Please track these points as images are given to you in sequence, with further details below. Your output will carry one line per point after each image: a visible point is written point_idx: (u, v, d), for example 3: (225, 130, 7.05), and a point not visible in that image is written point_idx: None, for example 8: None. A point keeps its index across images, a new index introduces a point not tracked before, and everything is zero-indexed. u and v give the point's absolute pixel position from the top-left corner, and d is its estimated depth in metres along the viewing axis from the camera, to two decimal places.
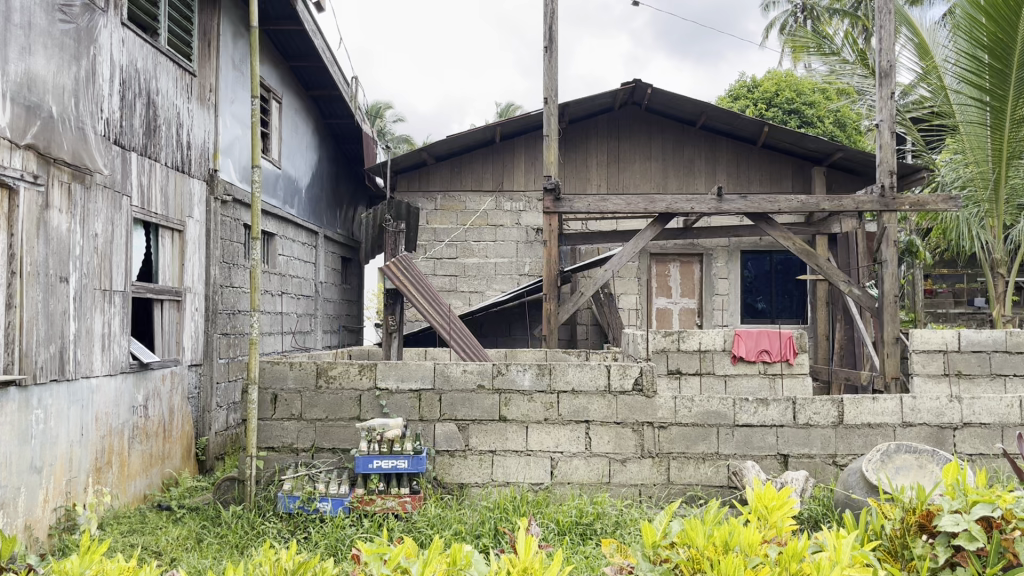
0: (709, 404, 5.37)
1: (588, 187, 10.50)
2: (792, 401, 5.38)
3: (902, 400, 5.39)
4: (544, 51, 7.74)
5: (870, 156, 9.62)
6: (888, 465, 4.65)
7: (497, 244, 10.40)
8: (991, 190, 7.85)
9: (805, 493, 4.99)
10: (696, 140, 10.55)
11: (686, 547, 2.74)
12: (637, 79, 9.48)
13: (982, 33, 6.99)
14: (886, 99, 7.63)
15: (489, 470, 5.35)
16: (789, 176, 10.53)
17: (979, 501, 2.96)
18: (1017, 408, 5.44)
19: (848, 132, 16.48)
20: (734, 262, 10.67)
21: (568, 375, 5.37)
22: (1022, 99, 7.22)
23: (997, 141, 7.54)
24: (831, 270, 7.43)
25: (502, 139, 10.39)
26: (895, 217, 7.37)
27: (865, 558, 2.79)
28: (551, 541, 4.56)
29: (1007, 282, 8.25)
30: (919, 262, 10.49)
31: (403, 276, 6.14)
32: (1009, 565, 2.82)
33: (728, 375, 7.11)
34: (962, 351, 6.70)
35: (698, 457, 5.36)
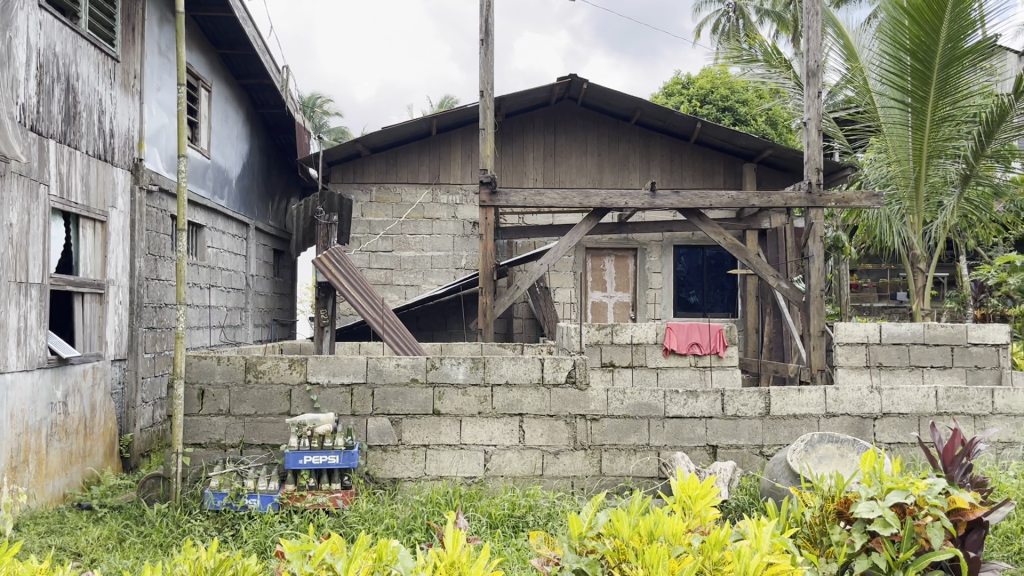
0: (640, 396, 5.44)
1: (525, 180, 10.51)
2: (721, 393, 5.51)
3: (825, 392, 5.56)
4: (480, 44, 7.72)
5: (798, 153, 9.86)
6: (811, 455, 4.76)
7: (433, 238, 10.36)
8: (913, 188, 8.12)
9: (732, 483, 5.09)
10: (631, 136, 10.67)
11: (612, 538, 2.76)
12: (574, 73, 9.54)
13: (906, 37, 7.24)
14: (814, 99, 7.81)
15: (422, 464, 5.33)
16: (721, 172, 10.73)
17: (894, 488, 3.04)
18: (932, 399, 5.64)
19: (779, 129, 16.86)
20: (668, 256, 10.84)
21: (502, 368, 5.38)
22: (941, 101, 7.50)
23: (918, 142, 7.81)
24: (760, 265, 7.59)
25: (439, 131, 10.33)
26: (822, 213, 7.56)
27: (785, 546, 2.86)
28: (482, 535, 4.57)
29: (926, 277, 8.51)
30: (845, 257, 10.79)
31: (335, 269, 6.06)
32: (921, 550, 2.96)
33: (659, 367, 7.23)
34: (883, 343, 6.93)
35: (629, 449, 5.44)
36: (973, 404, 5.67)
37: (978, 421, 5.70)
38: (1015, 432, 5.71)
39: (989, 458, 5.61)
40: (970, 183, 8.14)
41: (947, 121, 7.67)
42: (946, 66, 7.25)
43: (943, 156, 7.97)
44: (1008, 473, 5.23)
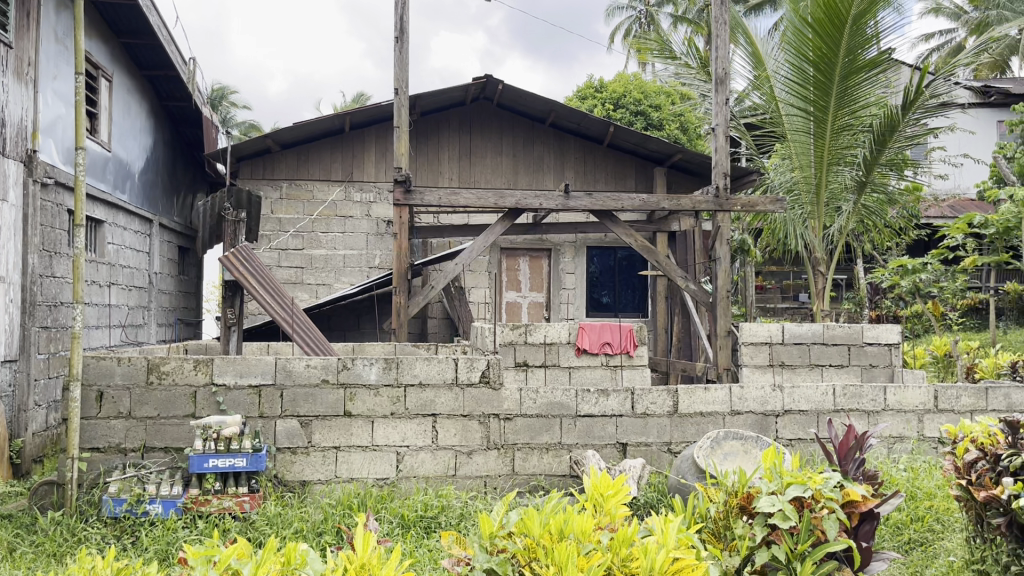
0: (553, 395, 5.50)
1: (439, 179, 10.47)
2: (631, 391, 5.61)
3: (730, 390, 5.73)
4: (395, 41, 7.65)
5: (707, 158, 10.13)
6: (717, 452, 4.89)
7: (346, 236, 10.23)
8: (814, 194, 8.43)
9: (641, 480, 5.19)
10: (545, 138, 10.76)
11: (523, 537, 2.78)
12: (489, 74, 9.56)
13: (808, 49, 7.56)
14: (722, 105, 8.04)
15: (333, 466, 5.25)
16: (633, 175, 10.93)
17: (793, 483, 3.18)
18: (830, 396, 5.88)
19: (689, 134, 17.29)
20: (580, 257, 10.97)
21: (416, 368, 5.34)
22: (840, 110, 7.83)
23: (819, 149, 8.12)
24: (670, 266, 7.76)
25: (352, 128, 10.18)
26: (729, 217, 7.78)
27: (691, 541, 2.94)
28: (394, 536, 4.54)
29: (826, 279, 8.79)
30: (751, 259, 11.15)
31: (243, 268, 5.89)
32: (817, 541, 3.09)
33: (572, 367, 7.31)
34: (786, 342, 7.18)
35: (541, 448, 5.48)
36: (868, 400, 5.92)
37: (872, 416, 5.95)
38: (907, 427, 5.97)
39: (881, 452, 5.88)
40: (866, 189, 8.50)
41: (845, 130, 8.01)
42: (845, 77, 7.61)
43: (841, 163, 8.31)
44: (899, 466, 5.49)
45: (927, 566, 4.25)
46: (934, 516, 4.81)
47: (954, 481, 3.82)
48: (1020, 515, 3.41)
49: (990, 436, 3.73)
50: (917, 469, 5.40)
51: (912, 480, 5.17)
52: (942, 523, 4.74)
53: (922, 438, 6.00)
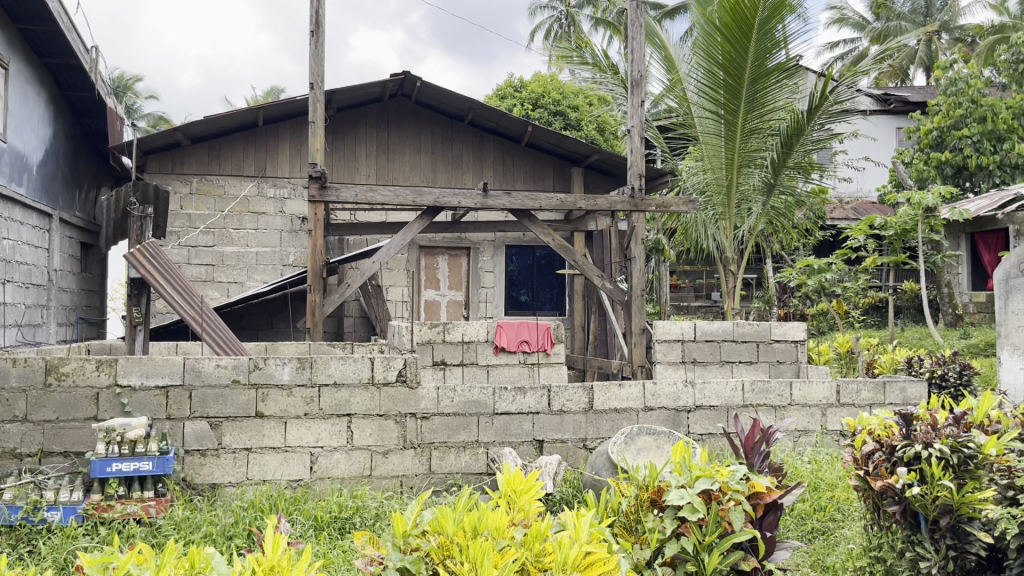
0: (470, 394, 5.50)
1: (356, 176, 10.35)
2: (547, 388, 5.65)
3: (644, 387, 5.84)
4: (310, 35, 7.52)
5: (622, 159, 10.30)
6: (630, 447, 4.97)
7: (259, 233, 10.01)
8: (724, 196, 8.64)
9: (557, 477, 5.22)
10: (464, 137, 10.76)
11: (436, 535, 2.77)
12: (407, 70, 9.50)
13: (718, 53, 7.80)
14: (637, 107, 8.20)
15: (244, 468, 5.13)
16: (550, 175, 11.03)
17: (701, 475, 3.26)
18: (739, 392, 6.05)
19: (607, 135, 17.52)
20: (499, 256, 11.02)
21: (330, 368, 5.26)
22: (749, 114, 8.08)
23: (730, 151, 8.35)
24: (586, 265, 7.85)
25: (266, 123, 9.97)
26: (643, 217, 7.90)
27: (602, 535, 2.97)
28: (307, 538, 4.46)
29: (736, 278, 9.03)
30: (665, 258, 11.38)
31: (150, 265, 5.70)
32: (724, 533, 3.18)
33: (490, 365, 7.32)
34: (697, 340, 7.36)
35: (459, 446, 5.48)
36: (775, 396, 6.12)
37: (778, 411, 6.15)
38: (811, 421, 6.19)
39: (787, 445, 6.08)
40: (774, 191, 8.78)
41: (754, 133, 8.26)
42: (755, 81, 7.89)
43: (751, 166, 8.56)
44: (803, 459, 5.69)
45: (828, 553, 4.43)
46: (836, 505, 4.99)
47: (853, 471, 3.95)
48: (915, 501, 3.59)
49: (886, 428, 3.90)
50: (821, 461, 5.61)
51: (816, 472, 5.36)
52: (843, 512, 4.93)
53: (825, 431, 6.23)
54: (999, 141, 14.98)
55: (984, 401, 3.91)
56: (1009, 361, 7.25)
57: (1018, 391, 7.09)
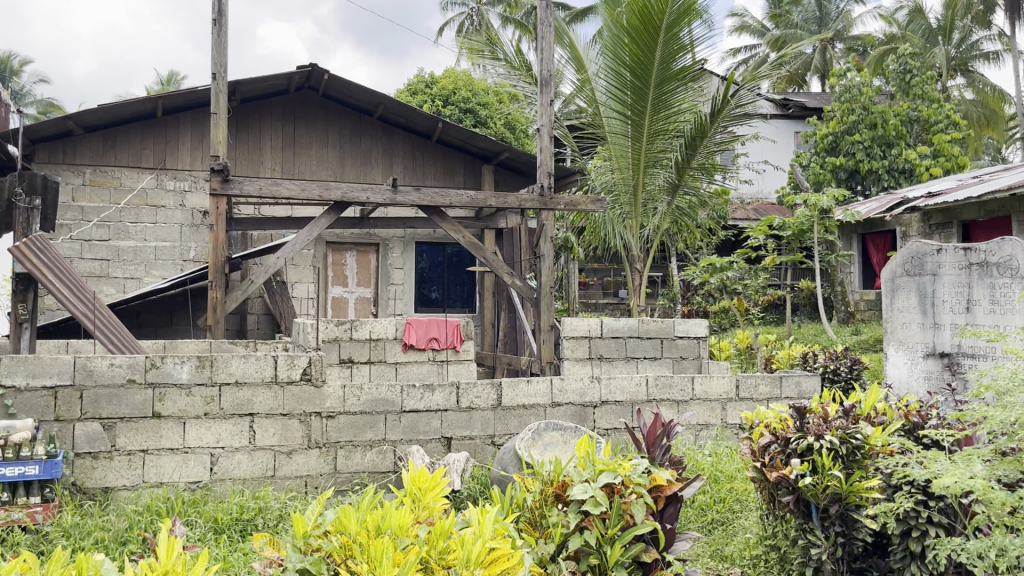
0: (377, 392, 5.44)
1: (261, 170, 10.10)
2: (456, 386, 5.64)
3: (551, 383, 5.89)
4: (212, 24, 7.30)
5: (532, 157, 10.38)
6: (538, 443, 4.98)
7: (158, 227, 9.67)
8: (631, 195, 8.80)
9: (465, 473, 5.21)
10: (373, 131, 10.64)
11: (339, 535, 2.73)
12: (315, 63, 9.34)
13: (625, 54, 7.96)
14: (546, 106, 8.26)
15: (140, 471, 4.94)
16: (461, 172, 11.01)
17: (604, 470, 3.32)
18: (643, 387, 6.18)
19: (516, 134, 17.64)
20: (409, 252, 10.93)
21: (232, 366, 5.13)
22: (655, 115, 8.28)
23: (637, 151, 8.52)
24: (496, 263, 7.86)
25: (165, 113, 9.63)
26: (552, 215, 7.95)
27: (506, 530, 2.98)
28: (205, 541, 4.31)
29: (642, 275, 9.20)
30: (575, 256, 11.51)
31: (38, 259, 5.40)
32: (626, 526, 3.25)
33: (398, 362, 7.25)
34: (604, 336, 7.48)
35: (365, 445, 5.41)
36: (677, 390, 6.27)
37: (680, 406, 6.30)
38: (711, 415, 6.37)
39: (688, 439, 6.23)
40: (678, 191, 9.00)
41: (660, 134, 8.46)
42: (661, 83, 8.08)
43: (657, 166, 8.75)
44: (704, 452, 5.84)
45: (727, 543, 4.58)
46: (734, 496, 5.14)
47: (750, 463, 4.08)
48: (807, 491, 3.73)
49: (781, 421, 4.05)
50: (720, 454, 5.77)
51: (716, 464, 5.51)
52: (741, 503, 5.08)
53: (725, 425, 6.41)
54: (889, 147, 15.74)
55: (871, 394, 4.13)
56: (895, 355, 7.65)
57: (902, 384, 7.49)
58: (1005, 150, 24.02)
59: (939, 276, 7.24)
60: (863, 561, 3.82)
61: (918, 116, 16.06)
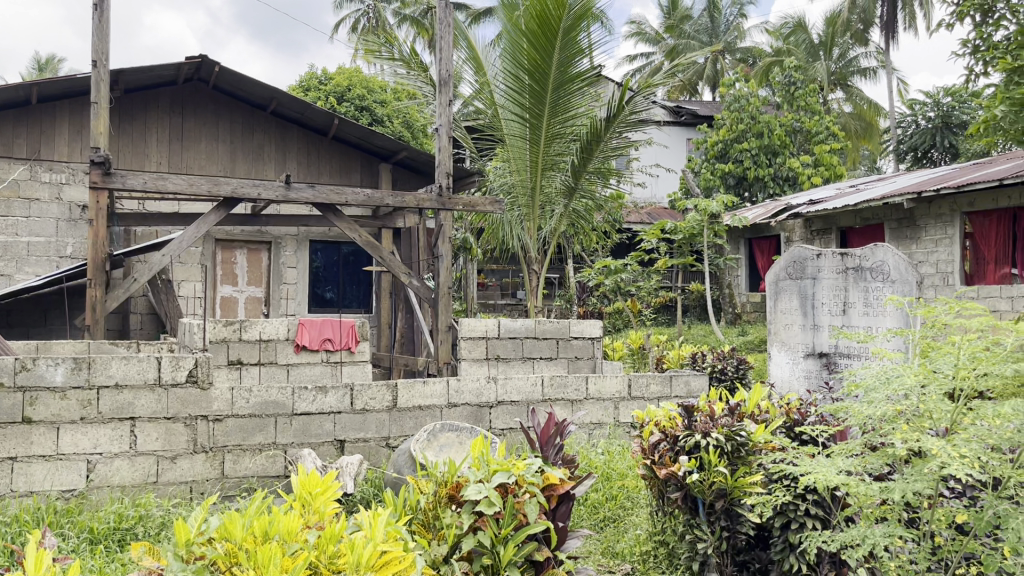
0: (267, 394, 5.30)
1: (146, 163, 9.67)
2: (350, 388, 5.55)
3: (448, 384, 5.87)
4: (93, 9, 6.94)
5: (429, 157, 10.33)
6: (433, 444, 4.95)
7: (31, 221, 9.13)
8: (529, 197, 8.86)
9: (358, 476, 5.14)
10: (266, 126, 10.37)
11: (223, 542, 2.64)
12: (205, 54, 9.02)
13: (524, 58, 8.02)
14: (445, 106, 8.23)
15: (7, 480, 4.66)
16: (357, 170, 10.85)
17: (498, 470, 3.33)
18: (539, 387, 6.24)
19: (413, 132, 17.51)
20: (303, 251, 10.72)
21: (111, 368, 4.89)
22: (552, 118, 8.38)
23: (535, 154, 8.58)
24: (393, 263, 7.78)
25: (41, 100, 9.10)
26: (450, 215, 7.92)
27: (398, 534, 2.93)
28: (80, 552, 4.09)
29: (540, 277, 9.27)
30: (473, 256, 11.51)
31: None
32: (520, 525, 3.27)
33: (290, 364, 7.09)
34: (501, 337, 7.52)
35: (254, 449, 5.26)
36: (572, 390, 6.36)
37: (574, 405, 6.39)
38: (604, 414, 6.48)
39: (581, 437, 6.31)
40: (575, 194, 9.11)
41: (557, 137, 8.57)
42: (558, 87, 8.19)
43: (554, 169, 8.85)
44: (597, 450, 5.93)
45: (618, 540, 4.67)
46: (625, 493, 5.24)
47: (641, 461, 4.18)
48: (694, 487, 3.85)
49: (670, 420, 4.17)
50: (613, 452, 5.88)
51: (608, 463, 5.61)
52: (632, 499, 5.19)
53: (617, 423, 6.53)
54: (774, 155, 16.43)
55: (756, 393, 4.28)
56: (777, 356, 7.98)
57: (784, 383, 7.82)
58: (878, 161, 25.43)
59: (819, 279, 7.59)
60: (745, 554, 3.94)
61: (800, 127, 16.82)
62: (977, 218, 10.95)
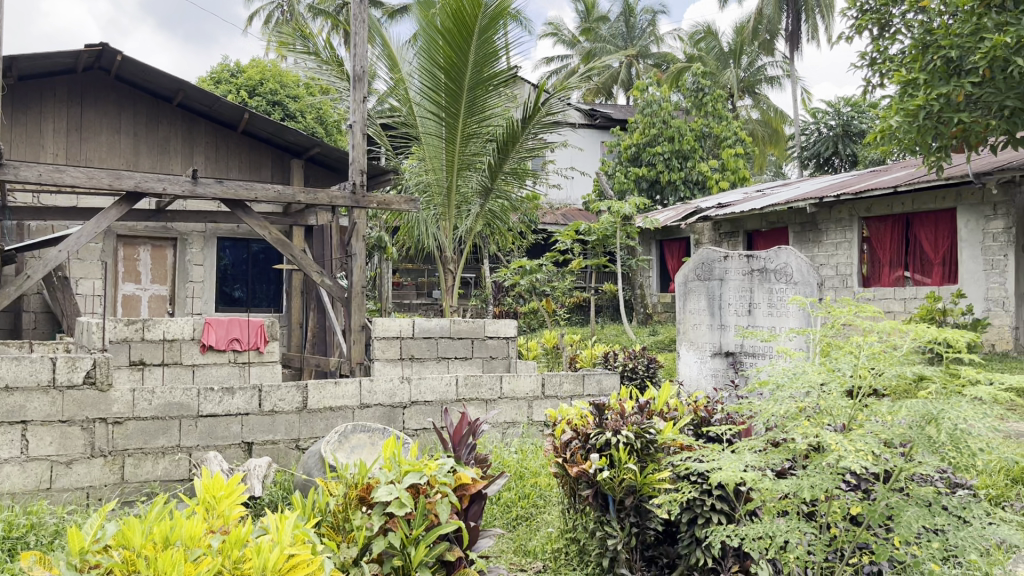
0: (171, 395, 5.13)
1: (42, 155, 9.22)
2: (258, 388, 5.42)
3: (360, 384, 5.79)
4: None
5: (343, 154, 10.19)
6: (344, 445, 4.87)
7: None
8: (444, 197, 8.82)
9: (266, 479, 5.03)
10: (172, 118, 10.04)
11: (121, 550, 2.52)
12: (106, 43, 8.67)
13: (439, 56, 7.97)
14: (359, 102, 8.10)
15: None
16: (268, 166, 10.62)
17: (410, 471, 3.30)
18: (453, 387, 6.21)
19: (327, 128, 17.25)
20: (210, 248, 10.43)
21: (1, 370, 4.67)
22: (468, 118, 8.35)
23: (450, 154, 8.55)
24: (304, 261, 7.63)
25: None
26: (364, 213, 7.82)
27: (306, 536, 2.87)
28: None
29: (455, 276, 9.25)
30: (387, 255, 11.40)
31: None
32: (431, 525, 3.24)
33: (196, 364, 6.88)
34: (415, 336, 7.47)
35: (157, 452, 5.08)
36: (486, 389, 6.37)
37: (488, 404, 6.40)
38: (518, 413, 6.50)
39: (495, 436, 6.33)
40: (490, 195, 9.13)
41: (473, 137, 8.55)
42: (474, 87, 8.19)
43: (470, 169, 8.83)
44: (510, 449, 5.96)
45: (530, 537, 4.70)
46: (538, 492, 5.27)
47: (553, 459, 4.21)
48: (604, 484, 3.90)
49: (582, 418, 4.23)
50: (526, 451, 5.91)
51: (521, 462, 5.64)
52: (544, 498, 5.22)
53: (530, 422, 6.56)
54: (685, 159, 16.86)
55: (665, 391, 4.38)
56: (686, 355, 8.19)
57: (692, 382, 8.03)
58: (784, 166, 26.42)
59: (726, 280, 7.81)
60: (654, 550, 4.01)
61: (710, 132, 17.27)
62: (873, 223, 11.50)
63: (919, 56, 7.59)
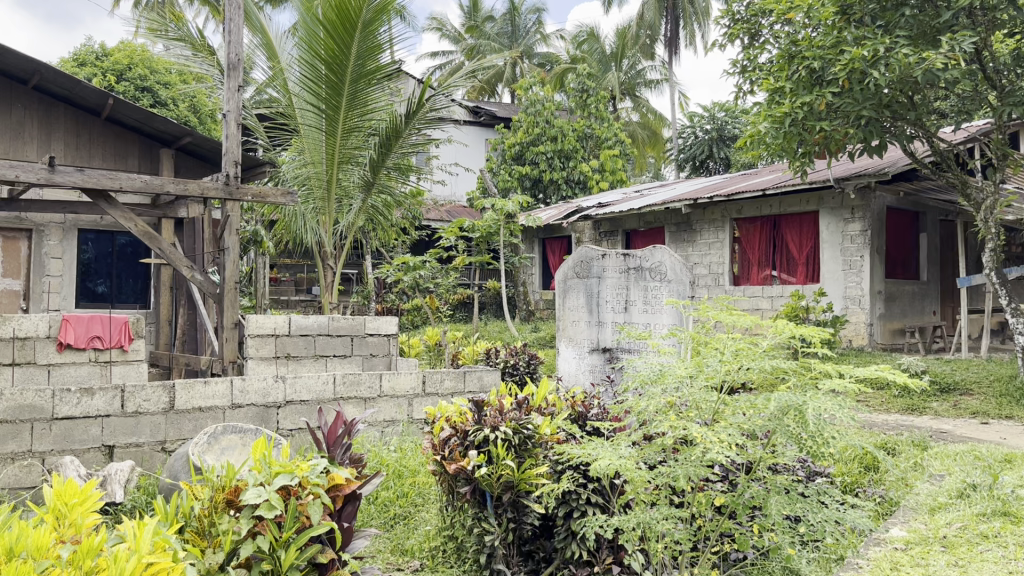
0: (23, 397, 4.83)
1: None
2: (120, 389, 5.15)
3: (231, 383, 5.59)
4: None
5: (217, 144, 9.82)
6: (214, 447, 4.65)
7: None
8: (324, 190, 8.61)
9: (128, 484, 4.78)
10: (27, 102, 9.40)
11: None
12: None
13: (320, 48, 7.76)
14: (232, 91, 7.80)
15: None
16: (135, 155, 10.13)
17: (280, 472, 3.19)
18: (330, 386, 6.07)
19: (201, 117, 16.61)
20: (70, 241, 9.86)
21: None
22: (349, 110, 8.17)
23: (331, 146, 8.34)
24: (174, 255, 7.29)
25: None
26: (238, 206, 7.54)
27: (167, 543, 2.72)
28: None
29: (334, 272, 9.06)
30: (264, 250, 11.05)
31: None
32: (302, 528, 3.15)
33: (51, 364, 6.48)
34: (291, 334, 7.27)
35: (4, 458, 4.77)
36: (364, 388, 6.25)
37: (366, 402, 6.30)
38: (397, 411, 6.41)
39: (373, 435, 6.22)
40: (372, 189, 8.98)
41: (355, 130, 8.38)
42: (355, 80, 8.03)
43: (351, 162, 8.65)
44: (389, 448, 5.86)
45: (407, 537, 4.64)
46: (416, 490, 5.19)
47: (432, 457, 4.19)
48: (482, 481, 3.88)
49: (461, 415, 4.21)
50: (405, 449, 5.84)
51: (400, 460, 5.57)
52: (423, 496, 5.15)
53: (410, 420, 6.47)
54: (567, 159, 17.13)
55: (543, 387, 4.42)
56: (565, 351, 8.30)
57: (571, 377, 8.16)
58: (662, 168, 27.23)
59: (604, 278, 7.95)
60: (531, 544, 4.04)
61: (592, 133, 17.53)
62: (744, 224, 12.02)
63: (785, 66, 7.99)
